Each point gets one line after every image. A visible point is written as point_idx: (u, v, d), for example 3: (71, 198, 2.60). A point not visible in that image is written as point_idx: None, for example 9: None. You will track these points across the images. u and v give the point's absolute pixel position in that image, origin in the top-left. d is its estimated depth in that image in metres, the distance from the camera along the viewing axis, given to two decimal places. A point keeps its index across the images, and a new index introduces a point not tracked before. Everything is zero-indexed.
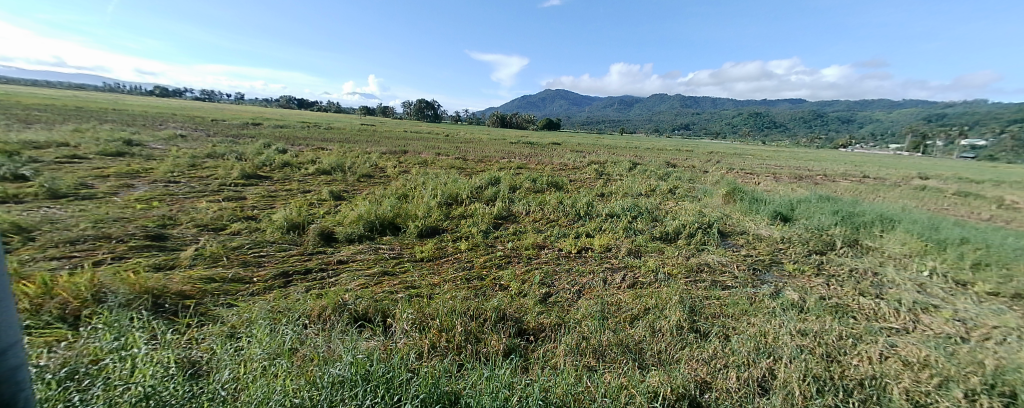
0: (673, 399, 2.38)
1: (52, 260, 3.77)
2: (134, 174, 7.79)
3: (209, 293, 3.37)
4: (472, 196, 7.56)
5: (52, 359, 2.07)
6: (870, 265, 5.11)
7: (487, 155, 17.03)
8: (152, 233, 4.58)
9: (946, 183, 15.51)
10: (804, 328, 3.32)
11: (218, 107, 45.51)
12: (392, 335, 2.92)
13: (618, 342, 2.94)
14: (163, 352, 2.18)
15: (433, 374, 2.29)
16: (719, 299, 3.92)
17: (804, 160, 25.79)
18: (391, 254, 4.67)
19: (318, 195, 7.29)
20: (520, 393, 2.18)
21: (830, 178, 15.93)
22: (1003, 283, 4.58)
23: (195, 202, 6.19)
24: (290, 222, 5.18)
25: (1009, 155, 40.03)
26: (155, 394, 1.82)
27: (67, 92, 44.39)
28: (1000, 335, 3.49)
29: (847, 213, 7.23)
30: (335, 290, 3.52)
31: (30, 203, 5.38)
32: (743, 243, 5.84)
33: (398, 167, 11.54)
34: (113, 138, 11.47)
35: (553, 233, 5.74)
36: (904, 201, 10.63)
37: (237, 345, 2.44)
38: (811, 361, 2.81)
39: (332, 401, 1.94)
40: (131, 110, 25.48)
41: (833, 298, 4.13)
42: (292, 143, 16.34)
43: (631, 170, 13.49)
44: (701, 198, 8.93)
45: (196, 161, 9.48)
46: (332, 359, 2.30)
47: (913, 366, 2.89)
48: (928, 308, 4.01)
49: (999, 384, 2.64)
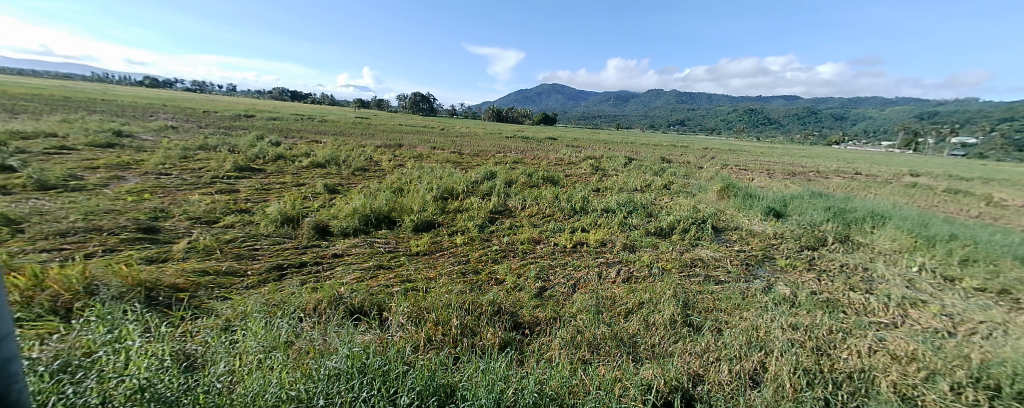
0: (666, 391, 2.42)
1: (42, 253, 3.72)
2: (125, 166, 7.68)
3: (203, 286, 3.35)
4: (468, 190, 7.54)
5: (43, 352, 2.05)
6: (860, 261, 5.19)
7: (482, 149, 17.05)
8: (144, 226, 4.53)
9: (936, 180, 15.83)
10: (795, 322, 3.37)
11: (210, 99, 44.66)
12: (387, 328, 2.93)
13: (612, 335, 2.97)
14: (158, 345, 2.17)
15: (429, 367, 2.31)
16: (712, 294, 3.96)
17: (798, 157, 26.06)
18: (386, 248, 4.65)
19: (312, 189, 7.23)
20: (516, 385, 2.20)
21: (824, 175, 16.11)
22: (989, 278, 4.68)
23: (187, 194, 6.12)
24: (284, 215, 5.14)
25: (997, 152, 40.70)
26: (150, 387, 1.81)
27: (53, 81, 43.56)
28: (986, 330, 3.58)
29: (839, 210, 7.31)
30: (330, 284, 3.50)
31: (19, 194, 5.29)
32: (736, 239, 5.91)
33: (393, 161, 11.53)
34: (103, 129, 11.30)
35: (548, 228, 5.75)
36: (895, 198, 10.78)
37: (232, 339, 2.44)
38: (801, 355, 2.85)
39: (328, 394, 1.94)
40: (120, 101, 25.02)
41: (824, 292, 4.20)
42: (287, 136, 16.22)
43: (626, 165, 13.56)
44: (696, 193, 9.00)
45: (187, 153, 9.35)
46: (328, 352, 2.31)
47: (900, 360, 2.96)
48: (917, 303, 4.08)
49: (985, 377, 2.71)
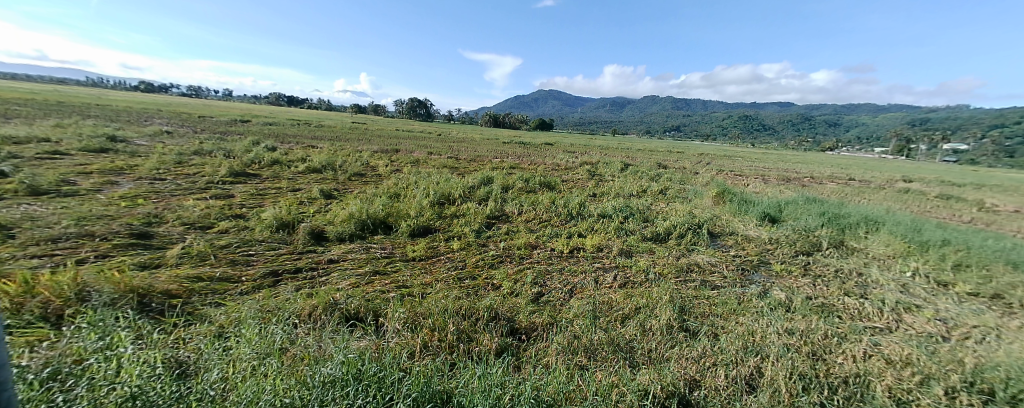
0: (663, 397, 2.41)
1: (33, 258, 3.68)
2: (118, 171, 7.63)
3: (196, 292, 3.32)
4: (465, 196, 7.55)
5: (33, 360, 2.02)
6: (855, 266, 5.23)
7: (479, 155, 17.12)
8: (138, 231, 4.49)
9: (928, 186, 16.08)
10: (791, 327, 3.38)
11: (206, 104, 44.78)
12: (383, 334, 2.91)
13: (609, 340, 2.96)
14: (150, 352, 2.15)
15: (425, 373, 2.29)
16: (708, 298, 3.98)
17: (793, 163, 26.36)
18: (383, 254, 4.64)
19: (308, 194, 7.21)
20: (513, 391, 2.19)
21: (818, 180, 16.30)
22: (982, 283, 4.73)
23: (182, 200, 6.07)
24: (280, 220, 5.11)
25: (988, 159, 41.36)
26: (142, 394, 1.80)
27: (47, 85, 43.55)
28: (980, 335, 3.61)
29: (833, 215, 7.36)
30: (326, 290, 3.49)
31: (10, 200, 5.24)
32: (731, 244, 5.94)
33: (390, 166, 11.55)
34: (97, 134, 11.23)
35: (545, 233, 5.77)
36: (889, 203, 10.89)
37: (226, 345, 2.41)
38: (797, 360, 2.87)
39: (323, 401, 1.92)
40: (115, 106, 24.84)
41: (819, 297, 4.23)
42: (283, 141, 16.24)
43: (623, 171, 13.67)
44: (691, 198, 9.07)
45: (182, 158, 9.29)
46: (323, 359, 2.29)
47: (895, 364, 2.97)
48: (911, 307, 4.11)
49: (978, 382, 2.72)
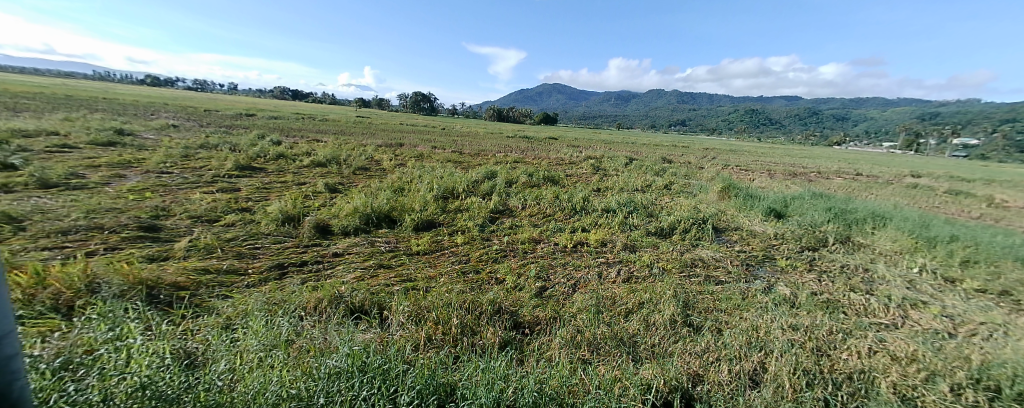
0: (666, 392, 2.42)
1: (44, 251, 3.73)
2: (126, 165, 7.71)
3: (204, 284, 3.36)
4: (468, 190, 7.55)
5: (45, 350, 2.06)
6: (861, 261, 5.19)
7: (483, 149, 17.11)
8: (146, 224, 4.54)
9: (937, 181, 15.87)
10: (795, 323, 3.37)
11: (212, 97, 45.07)
12: (388, 327, 2.94)
13: (612, 335, 2.97)
14: (159, 343, 2.19)
15: (429, 366, 2.32)
16: (712, 294, 3.97)
17: (800, 157, 26.09)
18: (387, 247, 4.66)
19: (313, 188, 7.24)
20: (515, 384, 2.20)
21: (825, 175, 16.15)
22: (990, 279, 4.68)
23: (188, 193, 6.13)
24: (285, 214, 5.14)
25: (999, 154, 40.73)
26: (152, 384, 1.83)
27: (56, 78, 43.97)
28: (987, 331, 3.58)
29: (840, 210, 7.30)
30: (331, 283, 3.52)
31: (20, 192, 5.31)
32: (736, 239, 5.91)
33: (394, 160, 11.57)
34: (104, 127, 11.33)
35: (549, 228, 5.76)
36: (898, 199, 10.75)
37: (233, 337, 2.44)
38: (801, 355, 2.86)
39: (329, 392, 1.95)
40: (122, 100, 25.02)
41: (824, 293, 4.20)
42: (288, 135, 16.28)
43: (627, 165, 13.60)
44: (696, 193, 9.02)
45: (189, 152, 9.36)
46: (328, 351, 2.32)
47: (900, 361, 2.96)
48: (917, 304, 4.08)
49: (985, 379, 2.70)
